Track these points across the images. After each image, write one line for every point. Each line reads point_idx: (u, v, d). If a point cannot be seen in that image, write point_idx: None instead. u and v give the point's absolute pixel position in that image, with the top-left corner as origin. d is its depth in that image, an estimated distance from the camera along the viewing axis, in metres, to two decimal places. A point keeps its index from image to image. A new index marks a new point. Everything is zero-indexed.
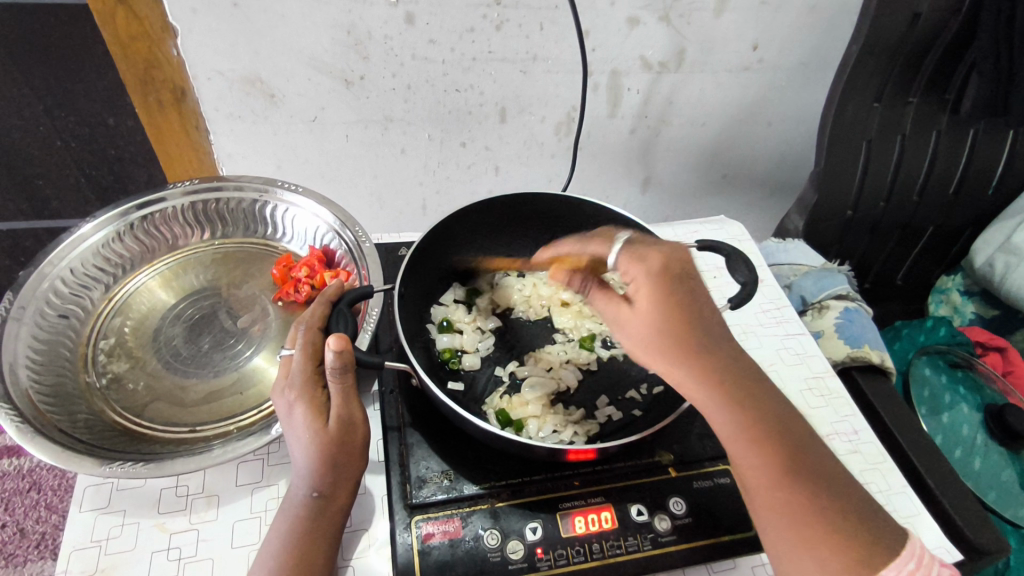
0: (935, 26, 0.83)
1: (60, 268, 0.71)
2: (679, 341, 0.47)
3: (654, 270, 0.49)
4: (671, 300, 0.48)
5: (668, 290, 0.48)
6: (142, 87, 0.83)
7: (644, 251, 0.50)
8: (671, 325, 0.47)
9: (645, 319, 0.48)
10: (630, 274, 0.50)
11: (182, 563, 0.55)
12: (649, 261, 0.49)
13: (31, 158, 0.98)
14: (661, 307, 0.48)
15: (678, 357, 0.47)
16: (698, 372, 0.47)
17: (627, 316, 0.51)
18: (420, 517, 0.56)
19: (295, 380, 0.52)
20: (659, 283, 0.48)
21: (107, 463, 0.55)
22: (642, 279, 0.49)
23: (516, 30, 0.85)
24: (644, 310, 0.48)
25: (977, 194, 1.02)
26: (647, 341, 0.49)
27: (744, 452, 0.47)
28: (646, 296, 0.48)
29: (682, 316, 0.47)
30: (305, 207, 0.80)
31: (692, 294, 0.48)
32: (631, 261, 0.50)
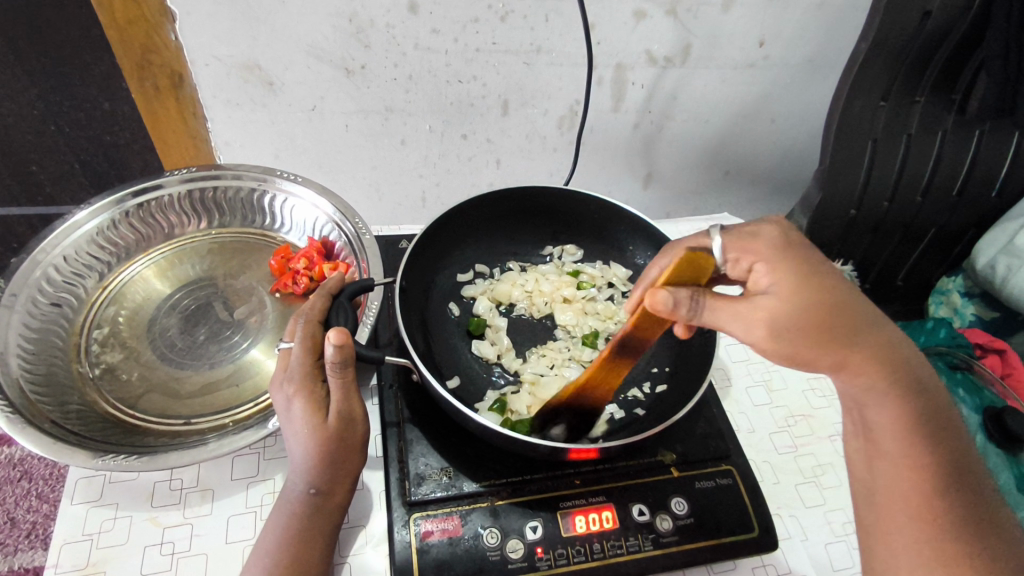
0: (945, 23, 0.82)
1: (53, 255, 0.69)
2: (827, 328, 0.48)
3: (774, 244, 0.52)
4: (812, 281, 0.49)
5: (805, 270, 0.50)
6: (139, 73, 0.81)
7: (754, 231, 0.54)
8: (830, 305, 0.48)
9: (788, 306, 0.48)
10: (748, 254, 0.53)
11: (176, 558, 0.54)
12: (766, 242, 0.53)
13: (24, 143, 0.96)
14: (817, 287, 0.49)
15: (829, 345, 0.48)
16: (859, 360, 0.48)
17: (753, 308, 0.49)
18: (419, 515, 0.55)
19: (293, 375, 0.51)
20: (785, 255, 0.51)
21: (99, 455, 0.54)
22: (770, 256, 0.51)
23: (520, 21, 0.84)
24: (785, 290, 0.49)
25: (981, 194, 1.01)
26: (789, 329, 0.48)
27: (891, 446, 0.48)
28: (778, 276, 0.50)
29: (839, 302, 0.49)
30: (305, 197, 0.79)
31: (827, 270, 0.51)
32: (743, 244, 0.53)
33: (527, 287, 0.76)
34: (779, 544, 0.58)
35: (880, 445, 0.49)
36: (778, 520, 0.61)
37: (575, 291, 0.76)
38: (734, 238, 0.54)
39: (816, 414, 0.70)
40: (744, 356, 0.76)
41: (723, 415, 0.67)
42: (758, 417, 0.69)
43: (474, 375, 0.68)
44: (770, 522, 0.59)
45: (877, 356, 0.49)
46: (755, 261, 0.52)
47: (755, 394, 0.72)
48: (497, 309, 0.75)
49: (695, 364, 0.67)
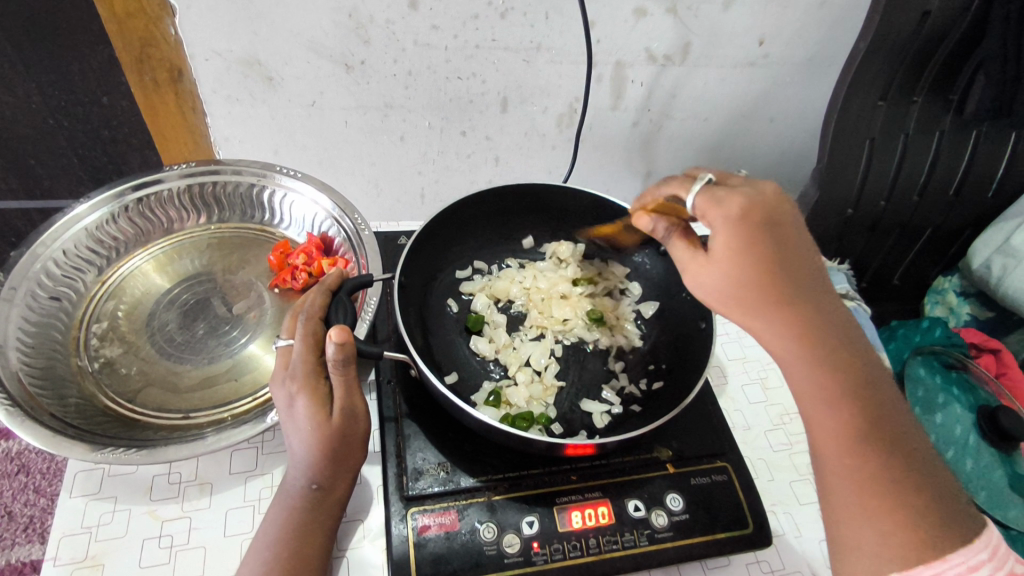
0: (943, 25, 0.83)
1: (52, 249, 0.69)
2: (755, 293, 0.49)
3: (735, 211, 0.49)
4: (752, 244, 0.49)
5: (752, 232, 0.49)
6: (138, 65, 0.82)
7: (724, 194, 0.50)
8: (761, 270, 0.49)
9: (725, 268, 0.50)
10: (707, 213, 0.51)
11: (174, 551, 0.54)
12: (729, 200, 0.50)
13: (22, 136, 0.96)
14: (751, 251, 0.49)
15: (754, 311, 0.50)
16: (780, 326, 0.49)
17: (701, 263, 0.52)
18: (416, 509, 0.56)
19: (295, 372, 0.51)
20: (738, 221, 0.49)
21: (99, 449, 0.54)
22: (722, 223, 0.49)
23: (520, 18, 0.84)
24: (723, 255, 0.50)
25: (977, 195, 1.02)
26: (719, 291, 0.51)
27: (818, 415, 0.48)
28: (721, 238, 0.50)
29: (770, 267, 0.49)
30: (304, 193, 0.79)
31: (774, 234, 0.49)
32: (710, 204, 0.50)
33: (524, 284, 0.77)
34: (772, 540, 0.58)
35: (809, 415, 0.49)
36: (773, 517, 0.61)
37: (571, 287, 0.77)
38: (705, 195, 0.51)
39: None
40: (740, 354, 0.76)
41: (719, 412, 0.68)
42: (753, 414, 0.70)
43: (473, 373, 0.69)
44: (764, 518, 0.59)
45: (805, 323, 0.49)
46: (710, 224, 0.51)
47: (751, 391, 0.72)
48: (495, 305, 0.76)
49: (691, 362, 0.67)
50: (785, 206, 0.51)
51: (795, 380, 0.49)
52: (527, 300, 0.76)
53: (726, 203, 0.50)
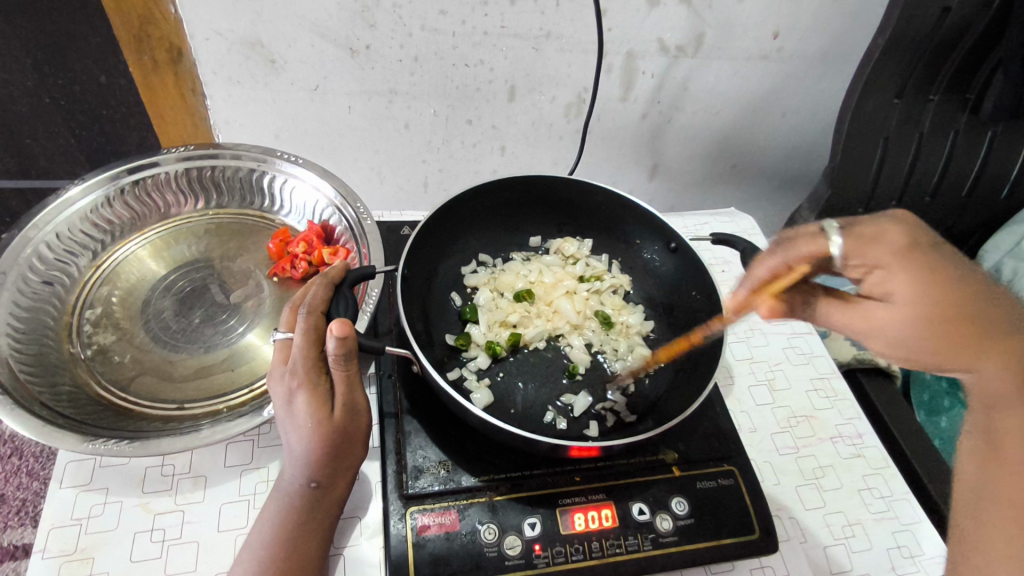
0: (963, 22, 0.81)
1: (45, 232, 0.67)
2: (949, 332, 0.49)
3: (900, 246, 0.50)
4: (942, 279, 0.49)
5: (925, 263, 0.49)
6: (136, 44, 0.79)
7: (872, 231, 0.51)
8: (950, 307, 0.49)
9: (913, 312, 0.49)
10: (872, 262, 0.50)
11: (167, 545, 0.53)
12: (889, 242, 0.50)
13: (16, 114, 0.93)
14: (931, 292, 0.49)
15: (955, 348, 0.49)
16: (969, 358, 0.50)
17: (874, 316, 0.51)
18: (415, 508, 0.54)
19: (296, 367, 0.49)
20: (905, 254, 0.49)
21: (90, 439, 0.53)
22: (892, 262, 0.50)
23: (530, 5, 0.82)
24: (903, 298, 0.49)
25: (989, 195, 1.00)
26: (915, 345, 0.50)
27: (1016, 451, 0.47)
28: (904, 283, 0.49)
29: (965, 304, 0.49)
30: (306, 180, 0.77)
31: (940, 261, 0.50)
32: (863, 247, 0.50)
33: (530, 278, 0.76)
34: (779, 547, 0.57)
35: (1004, 449, 0.47)
36: (778, 522, 0.60)
37: (577, 283, 0.75)
38: (851, 238, 0.51)
39: (817, 416, 0.69)
40: (747, 355, 0.75)
41: (725, 414, 0.66)
42: (759, 415, 0.68)
43: (481, 371, 0.66)
44: (771, 524, 0.58)
45: (988, 348, 0.49)
46: (874, 265, 0.50)
47: (758, 393, 0.71)
48: (499, 297, 0.74)
49: (699, 363, 0.66)
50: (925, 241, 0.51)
51: (1004, 407, 0.48)
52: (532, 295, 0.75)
53: (881, 241, 0.50)
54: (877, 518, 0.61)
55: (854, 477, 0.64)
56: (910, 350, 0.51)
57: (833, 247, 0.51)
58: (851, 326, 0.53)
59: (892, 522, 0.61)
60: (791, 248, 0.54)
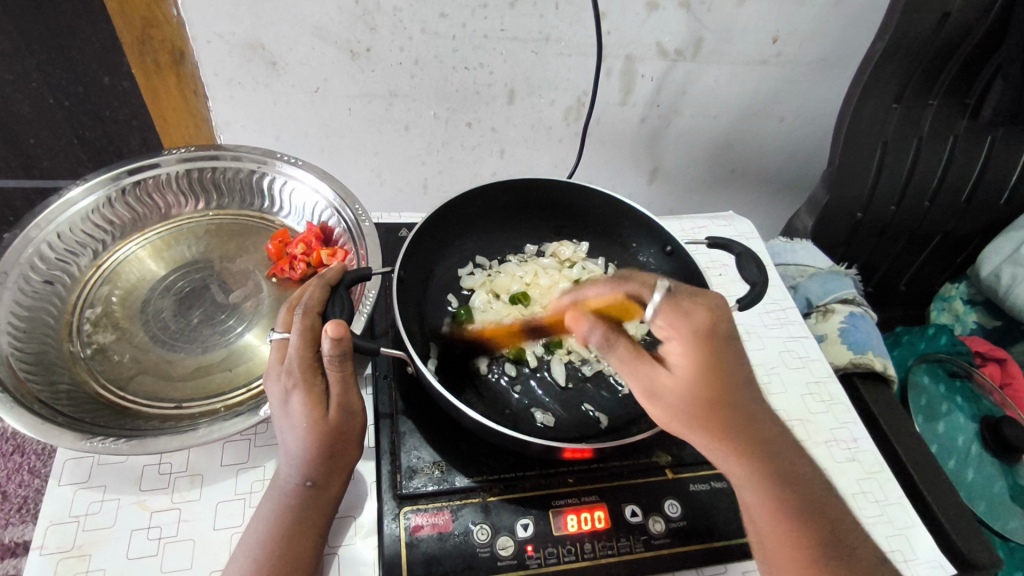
0: (963, 27, 0.81)
1: (46, 232, 0.68)
2: (728, 417, 0.48)
3: (701, 327, 0.48)
4: (707, 354, 0.48)
5: (708, 349, 0.48)
6: (139, 47, 0.80)
7: (689, 305, 0.49)
8: (730, 394, 0.48)
9: (681, 384, 0.48)
10: (672, 329, 0.49)
11: (163, 543, 0.53)
12: (690, 316, 0.49)
13: (20, 114, 0.94)
14: (704, 376, 0.48)
15: (729, 436, 0.48)
16: (736, 454, 0.48)
17: (649, 372, 0.48)
18: (409, 508, 0.55)
19: (292, 368, 0.50)
20: (699, 333, 0.48)
21: (89, 437, 0.53)
22: (688, 339, 0.49)
23: (530, 8, 0.82)
24: (686, 366, 0.48)
25: (989, 200, 1.00)
26: (682, 412, 0.48)
27: (770, 532, 0.48)
28: (692, 361, 0.48)
29: (721, 391, 0.48)
30: (305, 181, 0.78)
31: (733, 357, 0.49)
32: (674, 317, 0.49)
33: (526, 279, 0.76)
34: None
35: (762, 526, 0.49)
36: None
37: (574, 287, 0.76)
38: (668, 302, 0.50)
39: (812, 419, 0.70)
40: None
41: None
42: None
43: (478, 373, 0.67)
44: None
45: (761, 450, 0.49)
46: (671, 335, 0.50)
47: None
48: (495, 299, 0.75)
49: None
50: (725, 323, 0.50)
51: (745, 490, 0.49)
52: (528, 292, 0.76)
53: (690, 315, 0.49)
54: (869, 522, 0.62)
55: (848, 481, 0.65)
56: (698, 423, 0.48)
57: (652, 301, 0.50)
58: (639, 380, 0.49)
59: (885, 526, 0.62)
60: (620, 282, 0.56)
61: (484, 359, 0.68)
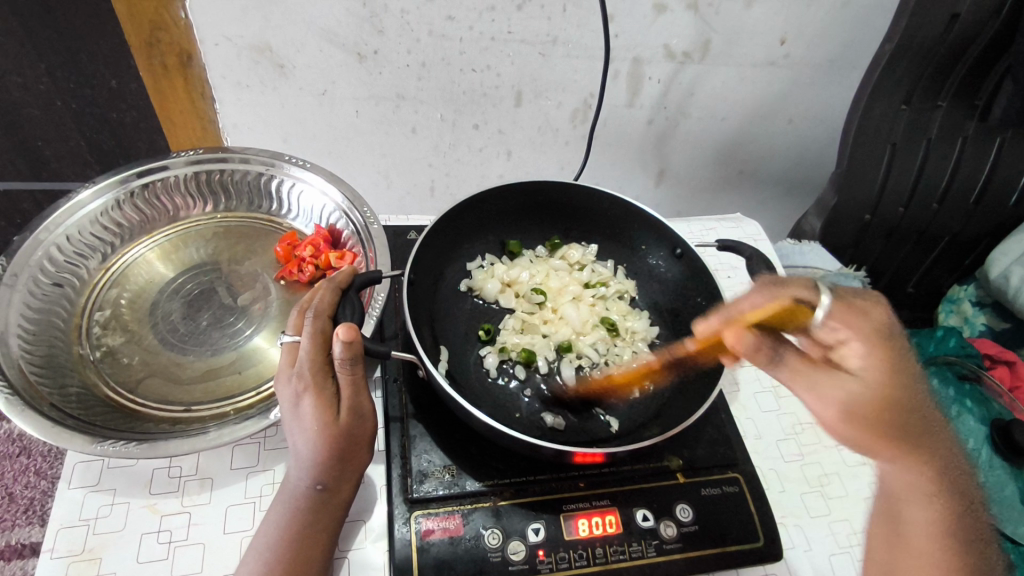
0: (972, 29, 0.80)
1: (56, 234, 0.68)
2: (893, 420, 0.48)
3: (878, 325, 0.49)
4: (887, 375, 0.47)
5: (896, 348, 0.48)
6: (147, 49, 0.80)
7: (862, 304, 0.49)
8: (903, 397, 0.48)
9: (872, 394, 0.47)
10: (847, 330, 0.49)
11: (173, 546, 0.53)
12: (869, 317, 0.49)
13: (29, 117, 0.94)
14: (902, 377, 0.48)
15: (891, 439, 0.48)
16: (890, 450, 0.49)
17: (831, 383, 0.49)
18: (420, 512, 0.54)
19: (302, 371, 0.49)
20: (876, 338, 0.48)
21: (99, 440, 0.53)
22: (869, 338, 0.48)
23: (538, 11, 0.82)
24: (869, 370, 0.48)
25: (998, 203, 1.00)
26: (862, 417, 0.48)
27: (919, 526, 0.49)
28: (879, 365, 0.47)
29: (908, 403, 0.48)
30: (313, 184, 0.77)
31: (910, 352, 0.50)
32: (850, 318, 0.48)
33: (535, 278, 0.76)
34: (784, 553, 0.57)
35: (904, 535, 0.50)
36: (783, 530, 0.60)
37: (583, 290, 0.76)
38: (840, 302, 0.49)
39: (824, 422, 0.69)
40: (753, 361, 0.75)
41: (731, 421, 0.66)
42: (762, 421, 0.69)
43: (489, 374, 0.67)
44: (775, 532, 0.58)
45: (921, 451, 0.50)
46: (846, 336, 0.49)
47: (762, 399, 0.71)
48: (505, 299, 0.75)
49: None
50: (887, 317, 0.50)
51: (909, 502, 0.50)
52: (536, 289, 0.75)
53: (866, 317, 0.49)
54: None
55: (861, 485, 0.64)
56: (857, 428, 0.48)
57: (822, 308, 0.48)
58: (815, 389, 0.49)
59: None
60: (772, 286, 0.51)
61: (494, 357, 0.68)
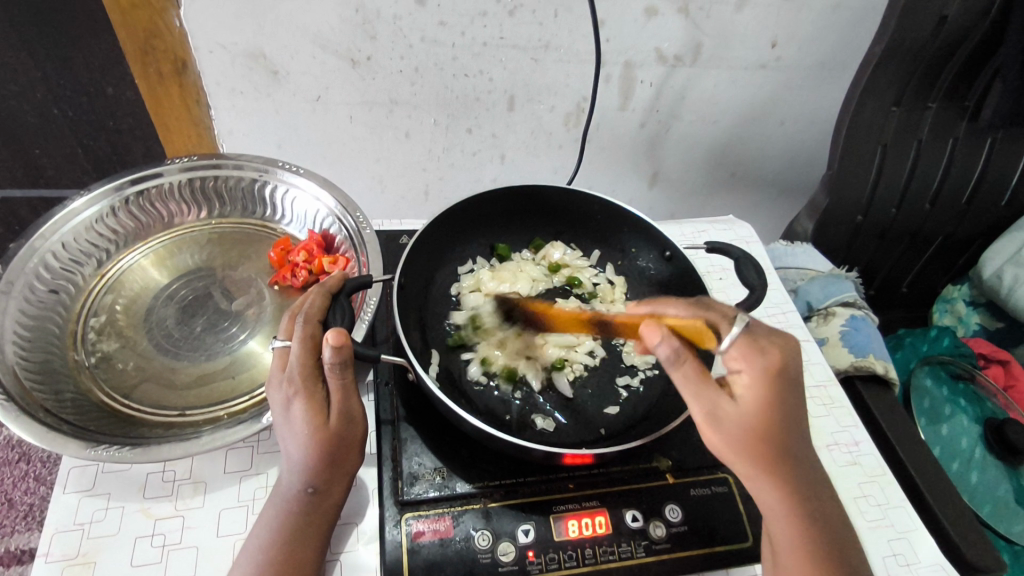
0: (961, 30, 0.81)
1: (51, 242, 0.69)
2: (765, 450, 0.48)
3: (773, 363, 0.48)
4: (761, 408, 0.48)
5: (782, 388, 0.48)
6: (142, 56, 0.81)
7: (765, 344, 0.49)
8: (775, 431, 0.48)
9: (746, 422, 0.47)
10: (743, 361, 0.48)
11: (166, 550, 0.54)
12: (767, 355, 0.48)
13: (26, 126, 0.95)
14: (777, 412, 0.48)
15: (760, 466, 0.48)
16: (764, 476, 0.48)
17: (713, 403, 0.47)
18: (411, 514, 0.55)
19: (293, 376, 0.50)
20: (767, 376, 0.47)
21: (93, 445, 0.53)
22: (759, 373, 0.48)
23: (529, 16, 0.83)
24: (749, 401, 0.48)
25: (989, 202, 1.00)
26: (736, 444, 0.48)
27: (789, 553, 0.49)
28: (755, 397, 0.48)
29: (779, 431, 0.48)
30: (306, 190, 0.78)
31: (797, 398, 0.49)
32: (751, 353, 0.48)
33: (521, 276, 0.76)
34: None
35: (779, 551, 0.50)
36: None
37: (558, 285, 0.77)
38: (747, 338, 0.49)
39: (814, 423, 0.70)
40: None
41: None
42: None
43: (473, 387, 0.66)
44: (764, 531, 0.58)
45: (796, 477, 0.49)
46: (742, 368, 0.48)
47: None
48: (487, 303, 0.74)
49: None
50: (790, 357, 0.49)
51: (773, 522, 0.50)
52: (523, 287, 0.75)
53: (766, 354, 0.48)
54: (873, 526, 0.62)
55: (850, 484, 0.65)
56: (732, 450, 0.48)
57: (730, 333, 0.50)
58: (700, 405, 0.48)
59: (888, 530, 0.62)
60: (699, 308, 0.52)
61: (477, 365, 0.68)
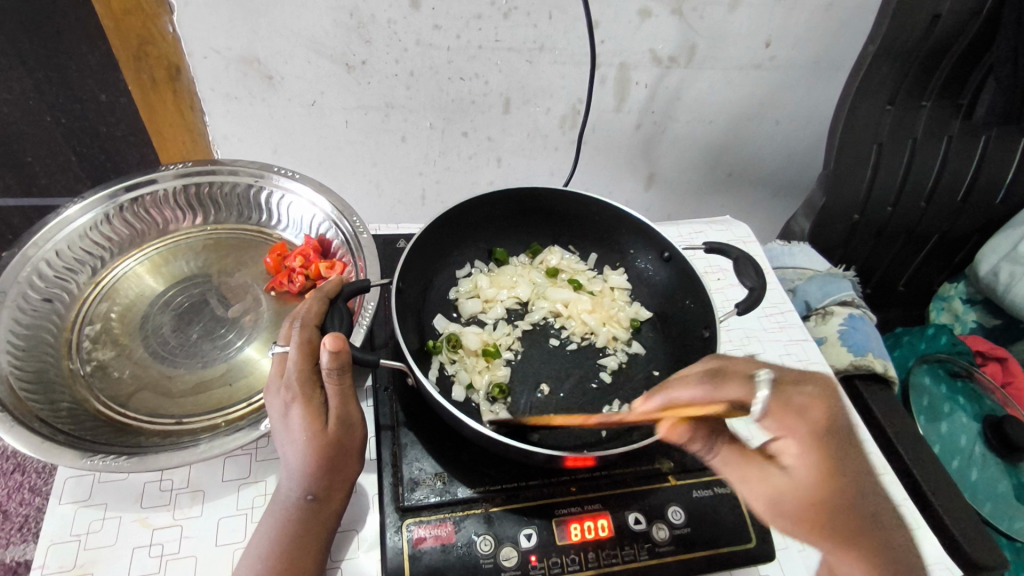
0: (954, 29, 0.81)
1: (45, 249, 0.68)
2: (841, 525, 0.41)
3: (817, 424, 0.43)
4: (821, 467, 0.42)
5: (835, 449, 0.42)
6: (135, 64, 0.80)
7: (801, 400, 0.44)
8: (849, 500, 0.42)
9: (808, 497, 0.41)
10: (782, 430, 0.43)
11: (164, 561, 0.53)
12: (805, 414, 0.43)
13: (20, 133, 0.95)
14: (839, 474, 0.42)
15: (845, 546, 0.41)
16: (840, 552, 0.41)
17: (762, 482, 0.43)
18: (412, 521, 0.54)
19: (291, 382, 0.49)
20: (814, 437, 0.42)
21: (88, 455, 0.53)
22: (805, 437, 0.43)
23: (523, 18, 0.83)
24: (806, 470, 0.42)
25: (985, 201, 1.01)
26: (801, 516, 0.41)
27: None
28: (808, 462, 0.42)
29: (849, 496, 0.42)
30: (303, 195, 0.78)
31: (850, 457, 0.43)
32: (784, 415, 0.43)
33: (515, 277, 0.78)
34: (776, 555, 0.57)
35: None
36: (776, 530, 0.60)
37: (548, 279, 0.78)
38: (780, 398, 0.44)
39: None
40: None
41: None
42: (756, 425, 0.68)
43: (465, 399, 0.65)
44: (768, 533, 0.58)
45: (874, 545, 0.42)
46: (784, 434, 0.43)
47: None
48: (479, 305, 0.75)
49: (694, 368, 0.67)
50: (829, 407, 0.44)
51: None
52: (518, 289, 0.76)
53: (803, 412, 0.44)
54: None
55: None
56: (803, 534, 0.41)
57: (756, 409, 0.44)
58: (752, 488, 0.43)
59: None
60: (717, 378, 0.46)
61: (462, 388, 0.66)
